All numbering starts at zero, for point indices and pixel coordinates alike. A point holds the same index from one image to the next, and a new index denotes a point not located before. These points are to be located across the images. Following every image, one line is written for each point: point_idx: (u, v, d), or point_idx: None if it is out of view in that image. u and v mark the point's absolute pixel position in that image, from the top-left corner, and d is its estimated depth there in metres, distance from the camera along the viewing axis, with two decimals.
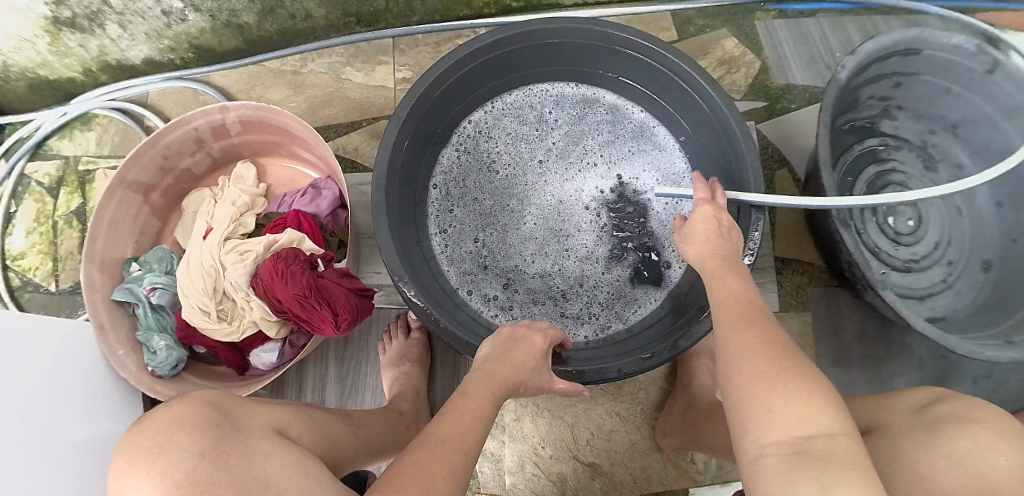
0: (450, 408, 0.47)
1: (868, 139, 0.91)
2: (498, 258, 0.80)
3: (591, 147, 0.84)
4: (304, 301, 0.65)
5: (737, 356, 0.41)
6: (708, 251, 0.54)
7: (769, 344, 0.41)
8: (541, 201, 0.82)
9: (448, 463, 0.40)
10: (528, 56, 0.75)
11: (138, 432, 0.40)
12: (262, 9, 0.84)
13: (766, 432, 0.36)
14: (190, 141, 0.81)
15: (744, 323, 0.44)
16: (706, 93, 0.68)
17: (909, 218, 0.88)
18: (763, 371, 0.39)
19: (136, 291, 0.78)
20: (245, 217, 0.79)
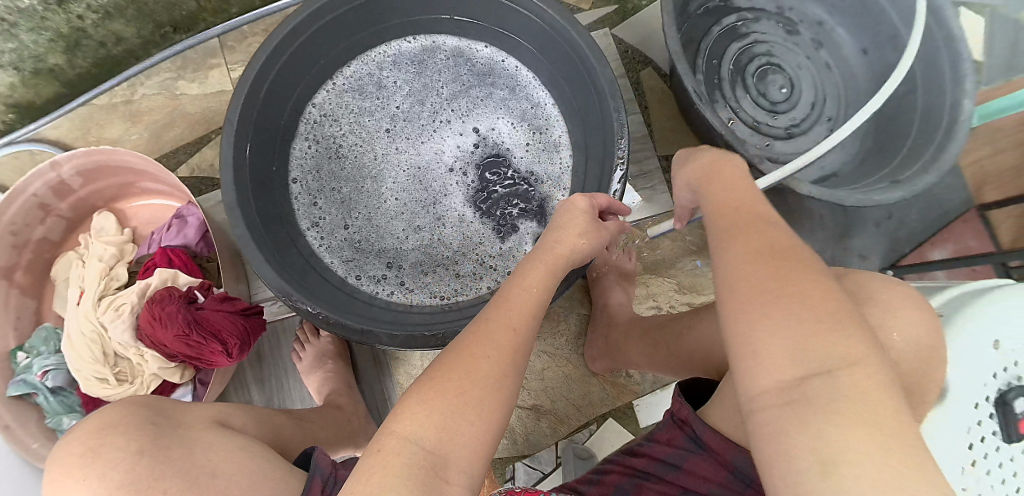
0: (506, 288, 0.47)
1: (724, 18, 0.89)
2: (382, 236, 0.78)
3: (445, 101, 0.81)
4: (187, 339, 0.63)
5: (746, 277, 0.36)
6: (703, 170, 0.53)
7: (790, 264, 0.35)
8: (410, 168, 0.80)
9: (493, 343, 0.41)
10: (351, 20, 0.71)
11: (74, 441, 0.47)
12: (67, 44, 0.77)
13: (762, 370, 0.31)
14: (34, 209, 0.75)
15: (759, 235, 0.39)
16: (540, 11, 0.65)
17: (781, 86, 0.88)
18: (778, 287, 0.33)
19: (31, 380, 0.74)
20: (116, 269, 0.75)
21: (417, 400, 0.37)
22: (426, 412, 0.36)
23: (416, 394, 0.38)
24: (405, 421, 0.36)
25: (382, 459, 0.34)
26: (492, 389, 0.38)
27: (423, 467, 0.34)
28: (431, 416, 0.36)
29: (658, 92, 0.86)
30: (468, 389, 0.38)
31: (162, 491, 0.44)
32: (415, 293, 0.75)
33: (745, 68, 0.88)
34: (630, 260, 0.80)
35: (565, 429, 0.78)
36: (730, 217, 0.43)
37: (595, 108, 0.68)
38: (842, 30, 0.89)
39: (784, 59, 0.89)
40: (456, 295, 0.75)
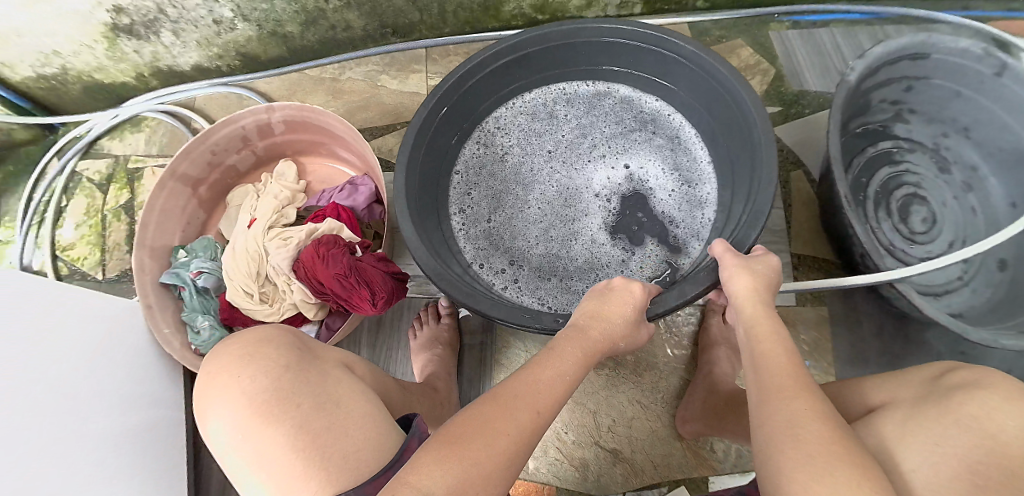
0: (538, 362, 0.47)
1: (879, 142, 0.95)
2: (516, 239, 0.84)
3: (605, 137, 0.88)
4: (343, 280, 0.69)
5: (793, 442, 0.38)
6: (759, 314, 0.52)
7: (826, 429, 0.38)
8: (559, 187, 0.87)
9: (517, 423, 0.40)
10: (545, 55, 0.79)
11: (231, 344, 0.51)
12: (305, 19, 0.89)
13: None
14: (237, 139, 0.87)
15: (795, 397, 0.41)
16: (718, 75, 0.68)
17: (923, 217, 0.91)
18: (830, 455, 0.36)
19: (183, 275, 0.83)
20: (286, 209, 0.83)
21: (431, 459, 0.37)
22: (441, 471, 0.36)
23: (436, 449, 0.38)
24: (420, 474, 0.36)
25: None
26: (502, 470, 0.38)
27: None
28: (448, 460, 0.37)
29: (803, 193, 0.90)
30: (481, 462, 0.37)
31: (296, 407, 0.45)
32: (531, 297, 0.80)
33: (890, 192, 0.92)
34: None
35: (637, 482, 0.77)
36: (776, 368, 0.45)
37: (745, 165, 0.67)
38: (995, 180, 0.90)
39: (930, 193, 0.92)
40: (564, 307, 0.79)
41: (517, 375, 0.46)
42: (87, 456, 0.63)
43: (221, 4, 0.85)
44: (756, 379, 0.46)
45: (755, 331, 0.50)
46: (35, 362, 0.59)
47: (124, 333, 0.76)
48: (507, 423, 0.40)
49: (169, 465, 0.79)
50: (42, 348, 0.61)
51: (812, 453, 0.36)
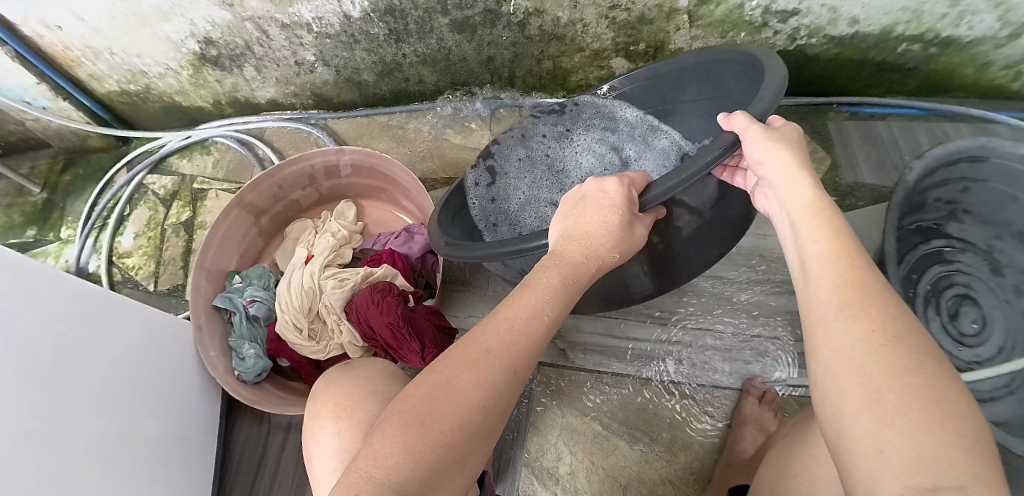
0: (509, 304, 0.42)
1: (931, 240, 0.96)
2: (521, 220, 0.80)
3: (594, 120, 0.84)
4: (395, 330, 0.70)
5: (850, 378, 0.30)
6: (809, 200, 0.42)
7: (898, 353, 0.29)
8: (555, 180, 0.83)
9: (484, 391, 0.37)
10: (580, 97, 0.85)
11: (353, 381, 0.57)
12: (382, 70, 0.96)
13: (878, 481, 0.26)
14: (305, 175, 0.91)
15: (852, 309, 0.32)
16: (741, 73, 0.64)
17: (973, 319, 0.90)
18: (900, 396, 0.28)
19: (236, 301, 0.86)
20: (343, 249, 0.87)
21: (394, 440, 0.34)
22: (397, 458, 0.33)
23: (398, 425, 0.35)
24: (379, 465, 0.33)
25: None
26: (481, 438, 0.36)
27: None
28: (407, 438, 0.34)
29: None
30: (454, 444, 0.35)
31: None
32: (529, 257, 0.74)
33: (940, 291, 0.93)
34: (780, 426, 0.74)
35: None
36: (830, 269, 0.36)
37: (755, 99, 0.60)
38: None
39: (983, 296, 0.91)
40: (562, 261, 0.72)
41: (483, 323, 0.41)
42: (77, 470, 0.61)
43: (307, 48, 0.93)
44: (808, 286, 0.37)
45: (802, 221, 0.41)
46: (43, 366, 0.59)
47: (169, 348, 0.78)
48: (478, 398, 0.36)
49: (188, 488, 0.78)
50: (58, 352, 0.61)
51: (869, 385, 0.29)
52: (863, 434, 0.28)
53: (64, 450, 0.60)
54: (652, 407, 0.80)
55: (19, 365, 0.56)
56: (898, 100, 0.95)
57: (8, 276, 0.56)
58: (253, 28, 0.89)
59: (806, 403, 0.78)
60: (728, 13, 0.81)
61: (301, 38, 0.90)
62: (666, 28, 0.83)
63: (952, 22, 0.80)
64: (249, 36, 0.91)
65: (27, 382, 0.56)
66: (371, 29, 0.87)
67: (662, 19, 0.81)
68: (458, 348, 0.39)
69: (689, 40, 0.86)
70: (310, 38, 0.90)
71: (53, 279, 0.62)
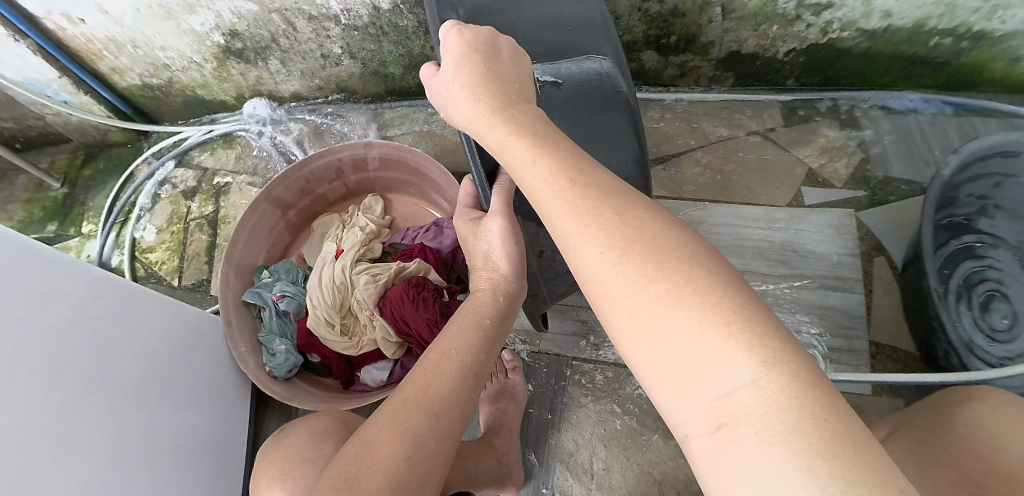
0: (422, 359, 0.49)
1: (963, 236, 0.96)
2: None
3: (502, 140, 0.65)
4: (433, 325, 0.70)
5: (612, 308, 0.30)
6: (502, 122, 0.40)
7: (643, 260, 0.29)
8: None
9: (401, 444, 0.42)
10: None
11: (289, 439, 0.59)
12: (409, 63, 0.96)
13: (678, 408, 0.27)
14: (332, 169, 0.90)
15: (587, 231, 0.32)
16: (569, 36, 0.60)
17: (1005, 315, 0.89)
18: (655, 315, 0.28)
19: (265, 296, 0.86)
20: (372, 244, 0.86)
21: None
22: None
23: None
24: None
25: None
26: (418, 473, 0.42)
27: None
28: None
29: (884, 281, 0.88)
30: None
31: None
32: None
33: (971, 286, 0.93)
34: None
35: None
36: (554, 192, 0.34)
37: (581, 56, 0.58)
38: None
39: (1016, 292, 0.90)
40: None
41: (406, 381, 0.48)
42: (117, 467, 0.60)
43: (334, 40, 0.92)
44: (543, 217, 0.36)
45: (506, 141, 0.39)
46: (79, 363, 0.58)
47: (200, 344, 0.78)
48: (394, 447, 0.42)
49: (224, 484, 0.78)
50: (91, 350, 0.60)
51: (635, 311, 0.29)
52: (649, 366, 0.28)
53: (105, 447, 0.59)
54: None
55: (54, 364, 0.55)
56: (916, 97, 0.95)
57: (38, 275, 0.56)
58: (280, 20, 0.89)
59: None
60: (762, 6, 0.83)
61: (328, 30, 0.90)
62: (699, 21, 0.87)
63: (985, 16, 0.78)
64: (275, 28, 0.91)
65: (65, 380, 0.56)
66: (400, 21, 0.87)
67: (695, 13, 0.86)
68: (381, 410, 0.45)
69: (721, 33, 0.89)
70: (338, 30, 0.90)
71: (83, 277, 0.62)
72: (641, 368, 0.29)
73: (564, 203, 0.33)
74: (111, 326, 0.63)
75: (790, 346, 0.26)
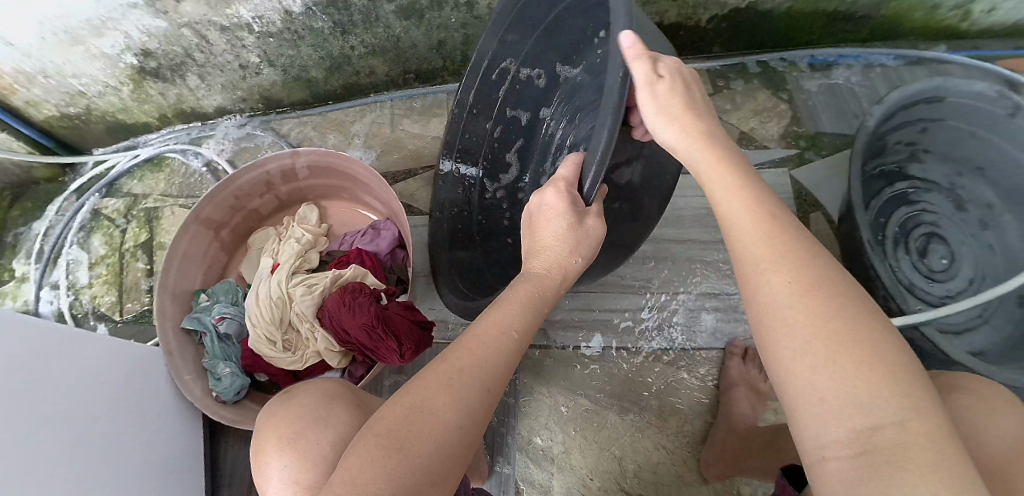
0: (479, 321, 0.45)
1: (896, 183, 0.98)
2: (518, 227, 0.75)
3: (477, 142, 0.78)
4: (370, 331, 0.68)
5: (776, 329, 0.33)
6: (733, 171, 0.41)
7: (816, 296, 0.33)
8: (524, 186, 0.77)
9: (457, 406, 0.38)
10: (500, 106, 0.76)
11: (296, 400, 0.55)
12: (331, 65, 0.94)
13: (823, 426, 0.30)
14: (261, 183, 0.88)
15: (783, 266, 0.35)
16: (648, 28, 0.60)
17: (942, 256, 0.93)
18: (827, 351, 0.31)
19: (205, 320, 0.83)
20: (309, 254, 0.84)
21: (365, 456, 0.35)
22: (369, 469, 0.34)
23: (367, 444, 0.36)
24: (347, 475, 0.34)
25: None
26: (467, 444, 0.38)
27: None
28: (384, 461, 0.34)
29: (822, 235, 0.89)
30: (434, 465, 0.36)
31: None
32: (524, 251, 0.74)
33: (908, 232, 0.95)
34: (767, 380, 0.77)
35: None
36: (753, 232, 0.37)
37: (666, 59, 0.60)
38: (1011, 217, 0.91)
39: (949, 232, 0.94)
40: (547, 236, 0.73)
41: (457, 342, 0.43)
42: None
43: (250, 49, 0.89)
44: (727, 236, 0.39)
45: (708, 173, 0.42)
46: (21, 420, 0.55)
47: (144, 377, 0.75)
48: (454, 417, 0.37)
49: None
50: (35, 402, 0.57)
51: (804, 341, 0.32)
52: (808, 387, 0.31)
53: None
54: (639, 377, 0.81)
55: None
56: (847, 50, 0.97)
57: None
58: (191, 34, 0.86)
59: None
60: None
61: (242, 40, 0.87)
62: None
63: None
64: (188, 43, 0.88)
65: (8, 440, 0.53)
66: (314, 23, 0.84)
67: None
68: (432, 367, 0.40)
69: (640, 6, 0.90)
70: (252, 39, 0.87)
71: (20, 327, 0.58)
72: (792, 374, 0.32)
73: (765, 230, 0.37)
74: (54, 374, 0.61)
75: (937, 410, 0.29)
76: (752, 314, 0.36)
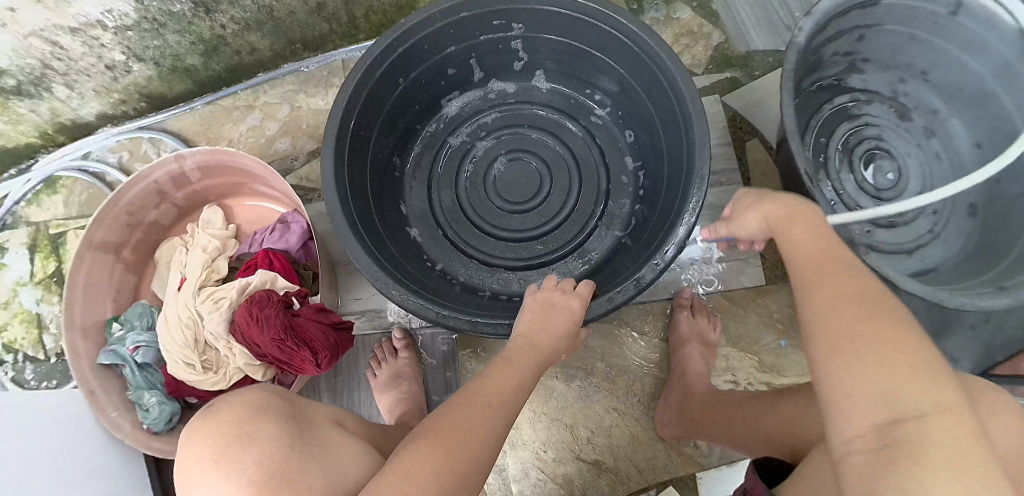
0: (490, 370, 0.47)
1: (837, 97, 0.91)
2: (442, 179, 0.83)
3: (429, 83, 0.76)
4: (280, 344, 0.64)
5: (836, 334, 0.34)
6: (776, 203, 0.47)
7: (859, 305, 0.35)
8: (454, 131, 0.84)
9: (488, 432, 0.39)
10: (440, 65, 0.75)
11: (217, 418, 0.42)
12: (206, 48, 0.85)
13: (849, 422, 0.32)
14: (152, 193, 0.81)
15: (827, 273, 0.38)
16: (624, 27, 0.64)
17: (888, 172, 0.88)
18: (854, 344, 0.33)
19: (122, 352, 0.78)
20: (217, 262, 0.79)
21: (408, 460, 0.36)
22: (410, 470, 0.34)
23: (410, 454, 0.36)
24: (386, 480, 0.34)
25: None
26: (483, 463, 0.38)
27: None
28: (440, 464, 0.35)
29: (762, 164, 0.85)
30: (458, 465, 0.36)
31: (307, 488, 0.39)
32: (436, 199, 0.82)
33: (852, 150, 0.89)
34: (715, 330, 0.76)
35: (624, 490, 0.74)
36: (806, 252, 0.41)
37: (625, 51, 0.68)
38: (957, 121, 0.87)
39: (894, 145, 0.89)
40: (463, 189, 0.82)
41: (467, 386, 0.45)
42: None
43: (111, 47, 0.79)
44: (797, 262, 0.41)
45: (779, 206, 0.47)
46: None
47: (60, 427, 0.69)
48: (485, 438, 0.39)
49: None
50: None
51: (852, 354, 0.33)
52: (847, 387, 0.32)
53: None
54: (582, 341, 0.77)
55: None
56: None
57: None
58: (42, 42, 0.75)
59: (731, 296, 0.81)
60: None
61: (98, 38, 0.77)
62: None
63: None
64: (42, 53, 0.77)
65: None
66: (172, 6, 0.74)
67: None
68: (460, 399, 0.42)
69: None
70: (109, 35, 0.77)
71: None
72: (839, 371, 0.33)
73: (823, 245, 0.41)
74: None
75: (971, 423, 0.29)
76: (809, 319, 0.37)
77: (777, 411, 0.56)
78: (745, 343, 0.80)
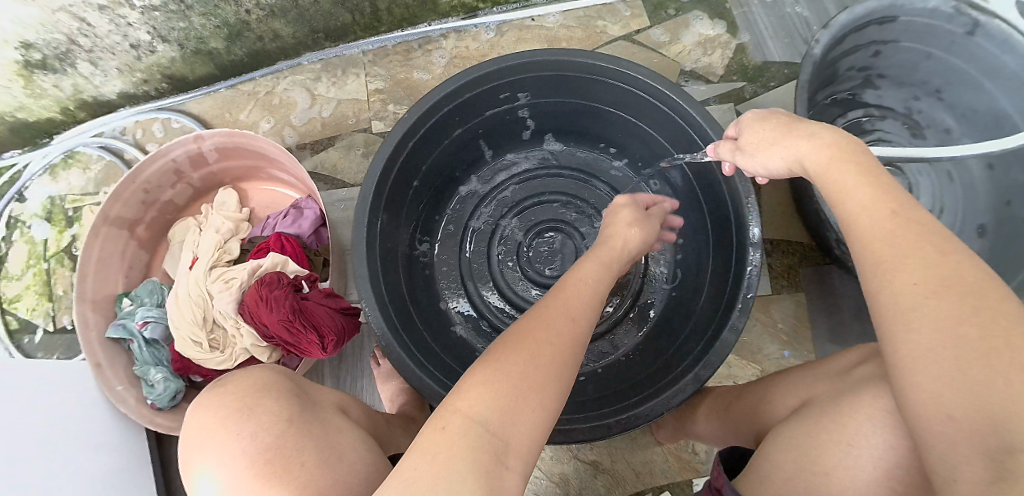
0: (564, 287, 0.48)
1: (850, 112, 0.92)
2: (473, 266, 0.83)
3: (446, 165, 0.76)
4: (289, 325, 0.65)
5: (923, 331, 0.30)
6: (822, 145, 0.43)
7: (964, 301, 0.30)
8: (476, 212, 0.84)
9: (559, 339, 0.41)
10: (459, 142, 0.75)
11: (224, 395, 0.43)
12: (229, 33, 0.86)
13: (952, 449, 0.27)
14: (169, 173, 0.82)
15: (915, 255, 0.33)
16: (637, 81, 0.63)
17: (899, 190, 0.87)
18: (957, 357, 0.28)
19: (130, 327, 0.79)
20: (229, 243, 0.80)
21: (479, 380, 0.37)
22: (483, 397, 0.36)
23: (480, 375, 0.37)
24: (466, 400, 0.36)
25: (446, 438, 0.33)
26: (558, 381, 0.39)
27: (485, 447, 0.33)
28: (497, 394, 0.36)
29: None
30: (531, 375, 0.38)
31: (300, 466, 0.38)
32: (473, 289, 0.82)
33: None
34: None
35: (620, 491, 0.74)
36: (872, 223, 0.36)
37: (652, 113, 0.67)
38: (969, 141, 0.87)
39: None
40: (502, 277, 0.82)
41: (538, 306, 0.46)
42: None
43: (137, 27, 0.81)
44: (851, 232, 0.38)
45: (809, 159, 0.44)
46: None
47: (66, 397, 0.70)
48: (556, 348, 0.40)
49: None
50: None
51: (938, 358, 0.29)
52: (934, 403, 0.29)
53: None
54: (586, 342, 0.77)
55: None
56: None
57: None
58: (69, 18, 0.76)
59: None
60: None
61: (125, 17, 0.78)
62: None
63: None
64: (69, 28, 0.78)
65: None
66: None
67: None
68: (529, 319, 0.43)
69: None
70: (136, 15, 0.78)
71: None
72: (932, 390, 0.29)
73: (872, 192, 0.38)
74: None
75: None
76: (885, 309, 0.33)
77: (742, 401, 0.58)
78: (747, 352, 0.80)
